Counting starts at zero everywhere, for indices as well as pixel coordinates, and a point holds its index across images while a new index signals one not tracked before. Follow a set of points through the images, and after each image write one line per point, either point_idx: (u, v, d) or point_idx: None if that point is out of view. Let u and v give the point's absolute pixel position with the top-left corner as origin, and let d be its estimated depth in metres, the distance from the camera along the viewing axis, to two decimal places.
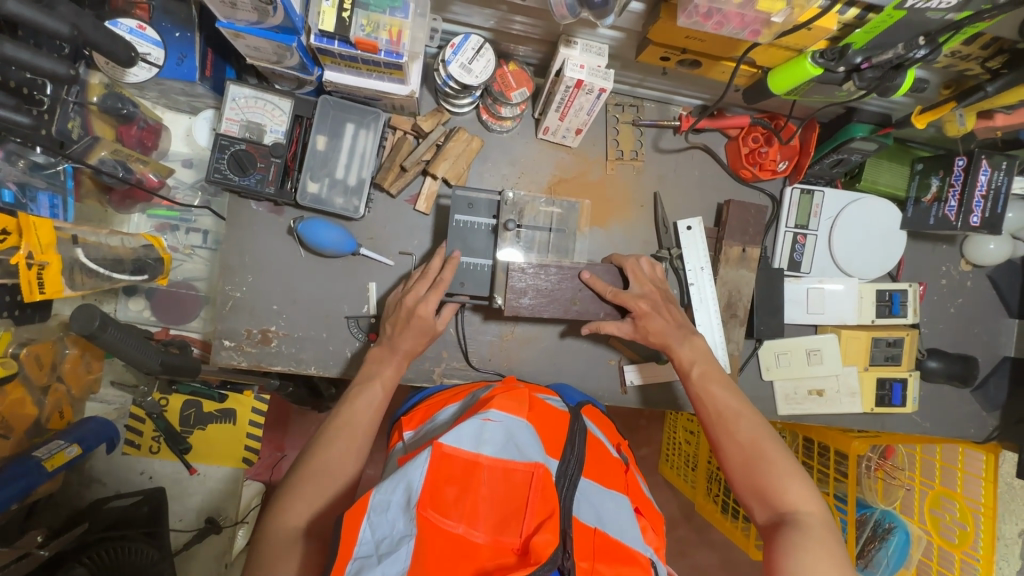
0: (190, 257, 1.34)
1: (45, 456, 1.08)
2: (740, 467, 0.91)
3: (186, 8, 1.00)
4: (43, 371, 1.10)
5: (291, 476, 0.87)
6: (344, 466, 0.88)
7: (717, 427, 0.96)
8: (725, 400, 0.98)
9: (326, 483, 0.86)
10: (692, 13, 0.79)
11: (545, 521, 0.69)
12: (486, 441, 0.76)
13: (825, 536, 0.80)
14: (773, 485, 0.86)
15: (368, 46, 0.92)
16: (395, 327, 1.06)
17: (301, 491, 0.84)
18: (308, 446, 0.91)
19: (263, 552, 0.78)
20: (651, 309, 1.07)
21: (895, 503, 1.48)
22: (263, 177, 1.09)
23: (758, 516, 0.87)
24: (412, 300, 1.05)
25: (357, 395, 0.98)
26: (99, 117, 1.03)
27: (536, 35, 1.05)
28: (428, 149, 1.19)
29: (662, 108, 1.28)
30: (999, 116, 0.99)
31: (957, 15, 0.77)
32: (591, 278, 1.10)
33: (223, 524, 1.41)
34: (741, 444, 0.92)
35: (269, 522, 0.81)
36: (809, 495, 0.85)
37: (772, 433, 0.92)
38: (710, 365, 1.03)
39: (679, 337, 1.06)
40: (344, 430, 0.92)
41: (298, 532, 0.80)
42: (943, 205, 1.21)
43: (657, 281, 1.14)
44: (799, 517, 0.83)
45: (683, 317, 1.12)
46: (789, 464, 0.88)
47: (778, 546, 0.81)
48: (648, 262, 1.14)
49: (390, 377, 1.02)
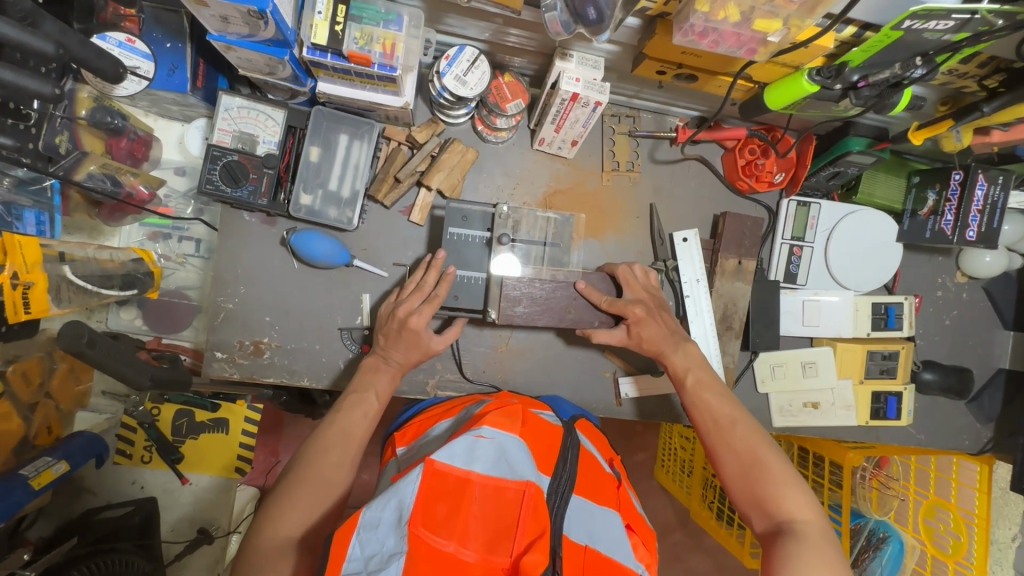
0: (182, 266, 1.33)
1: (33, 473, 1.06)
2: (737, 475, 0.89)
3: (178, 19, 1.00)
4: (30, 387, 1.11)
5: (283, 484, 0.83)
6: (338, 476, 0.85)
7: (713, 434, 0.94)
8: (720, 408, 0.97)
9: (319, 492, 0.83)
10: (688, 32, 0.79)
11: (536, 540, 0.68)
12: (477, 458, 0.75)
13: (823, 546, 0.77)
14: (771, 493, 0.85)
15: (361, 59, 0.91)
16: (386, 339, 1.05)
17: (293, 501, 0.80)
18: (300, 454, 0.87)
19: (251, 561, 0.73)
20: (647, 314, 1.07)
21: (889, 513, 1.45)
22: (256, 188, 1.08)
23: (756, 524, 0.85)
24: (406, 311, 1.04)
25: (354, 404, 0.95)
26: (88, 131, 1.02)
27: (531, 47, 1.04)
28: (423, 160, 1.17)
29: (658, 119, 1.27)
30: (996, 133, 0.99)
31: (954, 36, 0.76)
32: (586, 289, 1.09)
33: (216, 535, 1.41)
34: (737, 452, 0.90)
35: (259, 531, 0.77)
36: (808, 503, 0.83)
37: (768, 440, 0.91)
38: (704, 372, 1.03)
39: (674, 347, 1.06)
40: (339, 438, 0.89)
41: (289, 543, 0.76)
42: (940, 218, 1.20)
43: (650, 290, 1.13)
44: (796, 526, 0.81)
45: (676, 324, 1.11)
46: (786, 471, 0.87)
47: (776, 555, 0.78)
48: (640, 268, 1.15)
49: (384, 388, 1.01)
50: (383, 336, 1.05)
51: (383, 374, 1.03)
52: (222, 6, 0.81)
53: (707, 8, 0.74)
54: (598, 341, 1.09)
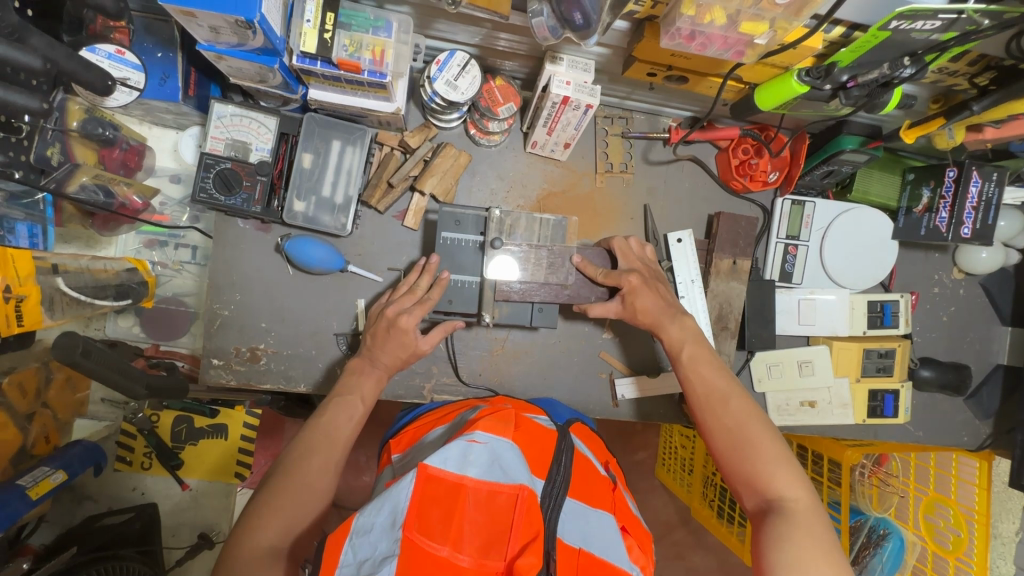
0: (178, 273, 1.34)
1: (30, 483, 1.07)
2: (728, 453, 0.89)
3: (169, 28, 1.01)
4: (26, 398, 1.13)
5: (265, 490, 0.82)
6: (322, 480, 0.85)
7: (705, 410, 0.94)
8: (714, 382, 0.96)
9: (303, 499, 0.82)
10: (675, 35, 0.79)
11: (529, 544, 0.69)
12: (471, 462, 0.74)
13: (812, 525, 0.77)
14: (762, 473, 0.84)
15: (351, 66, 0.92)
16: (375, 339, 1.05)
17: (276, 509, 0.80)
18: (283, 459, 0.87)
19: (234, 571, 0.72)
20: (641, 282, 1.07)
21: (889, 510, 1.43)
22: (249, 196, 1.08)
23: (746, 502, 0.85)
24: (394, 310, 1.04)
25: (337, 408, 0.96)
26: (81, 143, 1.01)
27: (522, 51, 1.04)
28: (416, 164, 1.18)
29: (652, 120, 1.27)
30: (988, 130, 0.98)
31: (941, 36, 0.76)
32: (582, 261, 1.12)
33: (215, 540, 1.43)
34: (730, 429, 0.90)
35: (240, 541, 0.76)
36: (798, 481, 0.83)
37: (761, 417, 0.90)
38: (699, 344, 1.01)
39: (670, 316, 1.04)
40: (322, 442, 0.90)
41: (274, 551, 0.76)
42: (934, 215, 1.20)
43: (646, 258, 1.14)
44: (786, 505, 0.80)
45: (672, 297, 1.10)
46: (778, 450, 0.86)
47: (764, 535, 0.78)
48: (636, 240, 1.15)
49: (370, 392, 1.01)
50: (375, 339, 1.05)
51: (375, 376, 1.03)
52: (209, 16, 0.80)
53: (693, 12, 0.74)
54: (594, 314, 1.10)
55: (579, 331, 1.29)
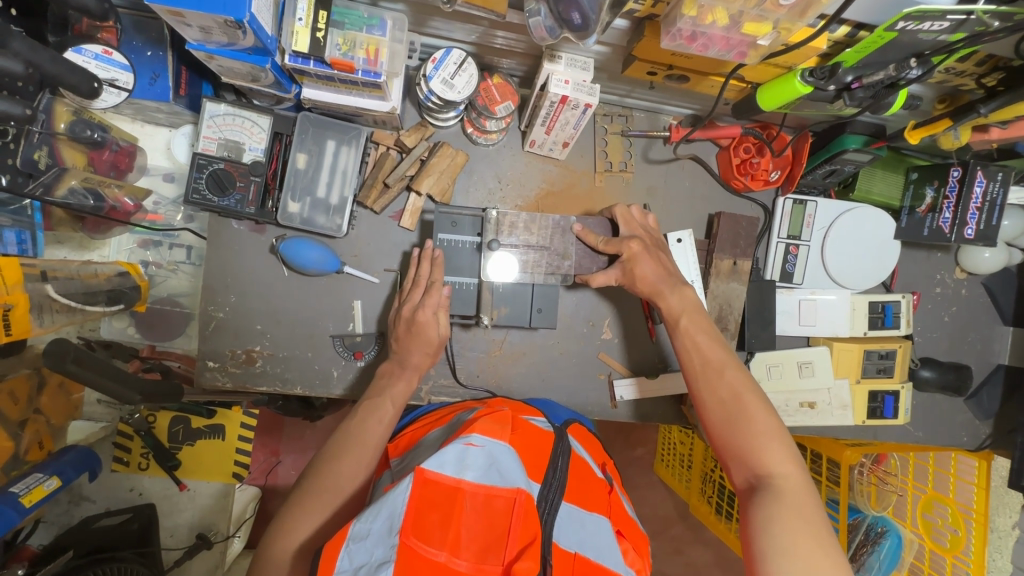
0: (174, 273, 1.32)
1: (23, 492, 1.08)
2: (722, 427, 0.88)
3: (158, 26, 0.99)
4: (19, 405, 1.11)
5: (301, 494, 0.85)
6: (352, 483, 0.87)
7: (702, 382, 0.93)
8: (711, 352, 0.96)
9: (331, 498, 0.84)
10: (676, 36, 0.77)
11: (527, 547, 0.68)
12: (468, 466, 0.73)
13: (800, 501, 0.77)
14: (755, 452, 0.83)
15: (344, 66, 0.90)
16: (402, 342, 1.07)
17: (305, 509, 0.82)
18: (318, 463, 0.90)
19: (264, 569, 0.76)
20: (642, 250, 1.06)
21: (887, 508, 1.39)
22: (243, 197, 1.07)
23: (736, 479, 0.85)
24: (409, 309, 1.08)
25: (370, 410, 0.98)
26: (68, 145, 0.98)
27: (519, 49, 1.02)
28: (411, 164, 1.16)
29: (652, 117, 1.25)
30: (994, 130, 0.96)
31: (950, 37, 0.74)
32: (582, 230, 1.10)
33: (213, 540, 1.43)
34: (724, 401, 0.89)
35: (276, 539, 0.80)
36: (790, 462, 0.82)
37: (757, 391, 0.89)
38: (698, 315, 1.00)
39: (670, 287, 1.04)
40: (354, 443, 0.91)
41: (302, 550, 0.78)
42: (938, 216, 1.18)
43: (648, 227, 1.12)
44: (776, 483, 0.80)
45: (674, 266, 1.09)
46: (772, 427, 0.85)
47: (753, 513, 0.78)
48: (638, 208, 1.14)
49: (400, 394, 1.02)
50: (399, 342, 1.07)
51: (406, 378, 1.04)
52: (198, 16, 0.78)
53: (695, 12, 0.72)
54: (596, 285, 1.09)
55: (577, 331, 1.28)
